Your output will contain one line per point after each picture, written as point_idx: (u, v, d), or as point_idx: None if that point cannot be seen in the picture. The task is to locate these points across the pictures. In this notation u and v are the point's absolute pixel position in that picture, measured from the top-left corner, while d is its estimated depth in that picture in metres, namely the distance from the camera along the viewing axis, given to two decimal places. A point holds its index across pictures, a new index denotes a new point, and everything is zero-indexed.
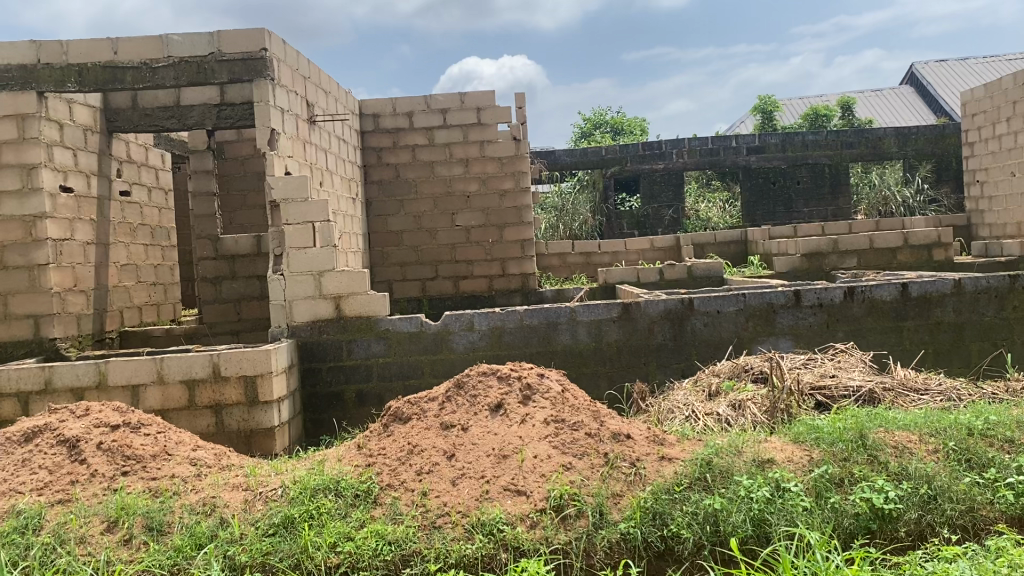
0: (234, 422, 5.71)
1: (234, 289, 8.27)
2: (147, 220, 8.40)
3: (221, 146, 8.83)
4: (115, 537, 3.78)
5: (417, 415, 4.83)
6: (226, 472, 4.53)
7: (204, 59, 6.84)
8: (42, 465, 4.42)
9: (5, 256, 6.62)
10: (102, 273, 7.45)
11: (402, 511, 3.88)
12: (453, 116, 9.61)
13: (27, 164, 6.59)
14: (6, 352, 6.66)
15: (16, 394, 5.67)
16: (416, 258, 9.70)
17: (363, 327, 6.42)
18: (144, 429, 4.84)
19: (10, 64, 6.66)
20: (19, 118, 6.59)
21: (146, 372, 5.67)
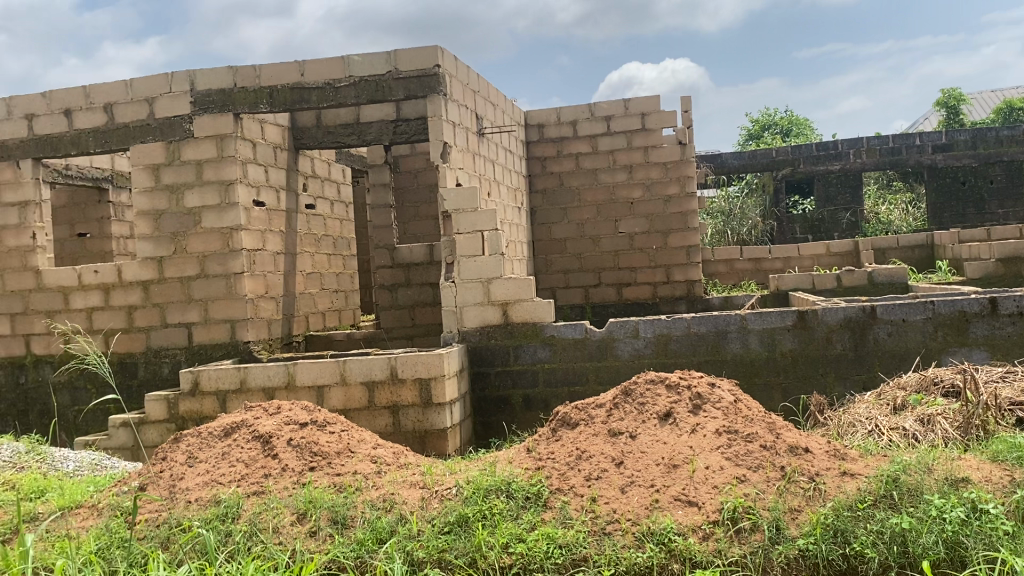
0: (409, 423, 5.97)
1: (408, 296, 8.62)
2: (330, 231, 8.92)
3: (396, 160, 9.28)
4: (303, 528, 4.03)
5: (584, 421, 4.85)
6: (404, 470, 4.73)
7: (382, 77, 7.16)
8: (239, 458, 4.79)
9: (207, 265, 7.23)
10: (290, 281, 7.97)
11: (572, 516, 3.91)
12: (617, 122, 9.62)
13: (225, 180, 7.17)
14: (208, 354, 7.27)
15: (215, 392, 6.18)
16: (579, 266, 9.74)
17: (529, 333, 6.53)
18: (328, 427, 5.15)
19: (210, 89, 7.28)
20: (218, 138, 7.19)
21: (330, 373, 6.03)
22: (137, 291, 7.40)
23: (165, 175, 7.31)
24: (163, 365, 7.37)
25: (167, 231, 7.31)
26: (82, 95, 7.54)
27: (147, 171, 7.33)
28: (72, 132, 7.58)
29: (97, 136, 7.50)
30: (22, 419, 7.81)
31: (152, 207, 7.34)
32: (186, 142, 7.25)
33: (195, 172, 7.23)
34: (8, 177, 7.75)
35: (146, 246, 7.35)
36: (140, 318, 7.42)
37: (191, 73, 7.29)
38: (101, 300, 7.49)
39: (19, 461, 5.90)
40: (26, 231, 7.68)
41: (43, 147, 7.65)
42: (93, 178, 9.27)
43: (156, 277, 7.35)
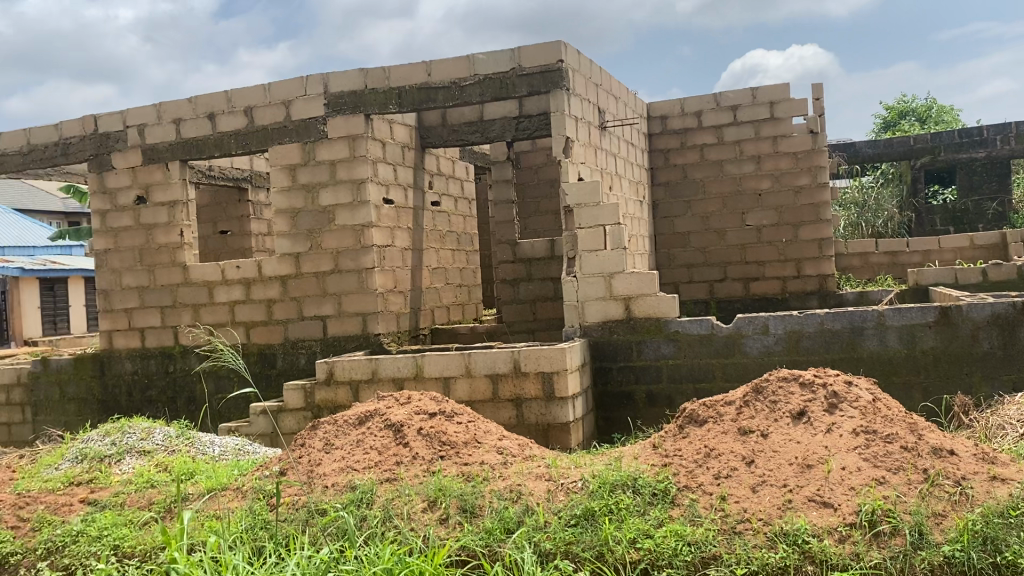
0: (533, 416, 6.04)
1: (530, 291, 8.69)
2: (453, 227, 9.11)
3: (518, 156, 9.38)
4: (434, 516, 4.15)
5: (713, 418, 4.78)
6: (530, 462, 4.80)
7: (507, 75, 7.23)
8: (372, 446, 4.97)
9: (340, 261, 7.52)
10: (416, 275, 8.19)
11: (702, 514, 3.87)
12: (744, 112, 9.39)
13: (357, 179, 7.44)
14: (341, 345, 7.57)
15: (348, 382, 6.44)
16: (704, 260, 9.57)
17: (653, 328, 6.48)
18: (456, 418, 5.28)
19: (342, 91, 7.54)
20: (351, 138, 7.46)
21: (456, 366, 6.18)
22: (275, 285, 7.78)
23: (300, 174, 7.64)
24: (299, 356, 7.73)
25: (302, 228, 7.65)
26: (225, 99, 7.98)
27: (285, 171, 7.70)
28: (215, 135, 8.02)
29: (239, 139, 7.92)
30: (171, 406, 8.31)
31: (289, 205, 7.69)
32: (321, 143, 7.57)
33: (329, 172, 7.53)
34: (158, 178, 8.27)
35: (283, 242, 7.72)
36: (278, 311, 7.80)
37: (324, 77, 7.58)
38: (242, 294, 7.91)
39: (170, 445, 6.31)
40: (174, 229, 8.17)
41: (189, 149, 8.12)
42: (233, 178, 9.78)
43: (293, 272, 7.71)
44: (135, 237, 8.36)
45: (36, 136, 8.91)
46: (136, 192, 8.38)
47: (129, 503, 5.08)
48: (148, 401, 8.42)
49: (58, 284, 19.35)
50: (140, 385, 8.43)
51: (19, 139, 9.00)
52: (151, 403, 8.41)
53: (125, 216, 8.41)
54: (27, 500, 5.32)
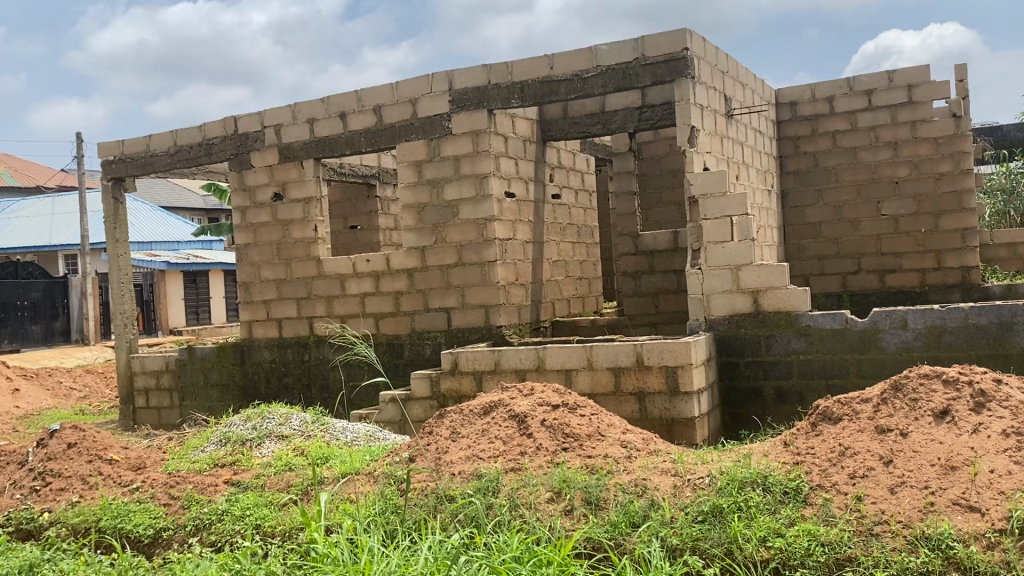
0: (656, 410, 5.99)
1: (653, 284, 8.60)
2: (574, 219, 9.11)
3: (640, 147, 9.30)
4: (559, 507, 4.18)
5: (848, 416, 4.61)
6: (655, 456, 4.76)
7: (630, 65, 7.17)
8: (497, 436, 5.05)
9: (463, 254, 7.67)
10: (538, 268, 8.25)
11: (836, 514, 3.74)
12: (880, 96, 8.98)
13: (480, 174, 7.56)
14: (465, 337, 7.72)
15: (472, 372, 6.57)
16: (836, 251, 9.21)
17: (782, 322, 6.30)
18: (580, 410, 5.30)
19: (467, 87, 7.66)
20: (474, 134, 7.58)
21: (577, 358, 6.20)
22: (403, 277, 8.01)
23: (427, 170, 7.83)
24: (425, 346, 7.93)
25: (428, 223, 7.84)
26: (355, 98, 8.26)
27: (411, 167, 7.91)
28: (346, 133, 8.32)
29: (367, 136, 8.18)
30: (305, 392, 8.68)
31: (416, 200, 7.90)
32: (445, 139, 7.72)
33: (454, 167, 7.69)
34: (293, 176, 8.64)
35: (410, 236, 7.94)
36: (405, 303, 8.02)
37: (449, 74, 7.73)
38: (371, 286, 8.18)
39: (306, 430, 6.60)
40: (308, 224, 8.53)
41: (322, 147, 8.45)
42: (362, 175, 10.12)
43: (419, 265, 7.91)
44: (272, 232, 8.77)
45: (182, 137, 9.48)
46: (273, 190, 8.79)
47: (269, 484, 5.35)
48: (285, 387, 8.82)
49: (200, 277, 20.53)
50: (277, 373, 8.84)
51: (168, 140, 9.60)
52: (287, 390, 8.80)
53: (263, 212, 8.84)
54: (178, 479, 5.69)
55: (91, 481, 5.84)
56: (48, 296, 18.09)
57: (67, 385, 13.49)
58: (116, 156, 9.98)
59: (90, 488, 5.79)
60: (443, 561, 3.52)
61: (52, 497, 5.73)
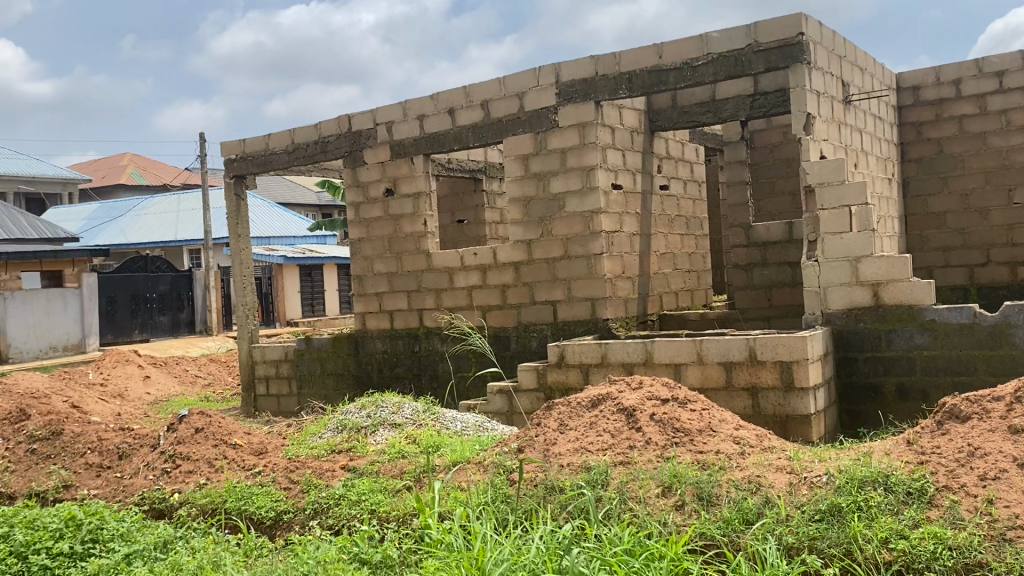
0: (770, 406, 5.85)
1: (765, 276, 8.40)
2: (683, 211, 8.98)
3: (752, 136, 9.07)
4: (669, 501, 4.14)
5: (977, 415, 4.40)
6: (768, 453, 4.65)
7: (742, 51, 7.00)
8: (606, 429, 5.04)
9: (570, 247, 7.67)
10: (646, 261, 8.17)
11: (964, 517, 3.58)
12: (1012, 78, 8.48)
13: (587, 166, 7.53)
14: (572, 330, 7.73)
15: (579, 365, 6.58)
16: (962, 242, 8.75)
17: (904, 316, 6.04)
18: (690, 405, 5.23)
19: (574, 79, 7.64)
20: (581, 126, 7.56)
21: (687, 352, 6.12)
22: (510, 270, 8.08)
23: (533, 164, 7.86)
24: (532, 339, 7.98)
25: (535, 216, 7.88)
26: (463, 94, 8.37)
27: (518, 161, 7.97)
28: (455, 128, 8.43)
29: (475, 130, 8.28)
30: (416, 382, 8.87)
31: (523, 193, 7.95)
32: (552, 132, 7.74)
33: (561, 160, 7.69)
34: (403, 171, 8.83)
35: (517, 229, 8.01)
36: (512, 296, 8.09)
37: (556, 66, 7.72)
38: (479, 279, 8.29)
39: (418, 419, 6.74)
40: (418, 219, 8.70)
41: (431, 143, 8.60)
42: (469, 170, 10.25)
43: (526, 258, 7.96)
44: (384, 226, 9.00)
45: (299, 135, 9.83)
46: (384, 185, 9.00)
47: (383, 471, 5.51)
48: (396, 377, 9.04)
49: (314, 270, 21.23)
50: (389, 363, 9.07)
51: (286, 138, 9.97)
52: (399, 380, 9.02)
53: (375, 207, 9.08)
54: (297, 464, 5.92)
55: (217, 465, 6.14)
56: (174, 289, 19.08)
57: (193, 373, 14.21)
58: (238, 155, 10.45)
59: (216, 471, 6.09)
60: (555, 552, 3.55)
61: (182, 479, 6.05)
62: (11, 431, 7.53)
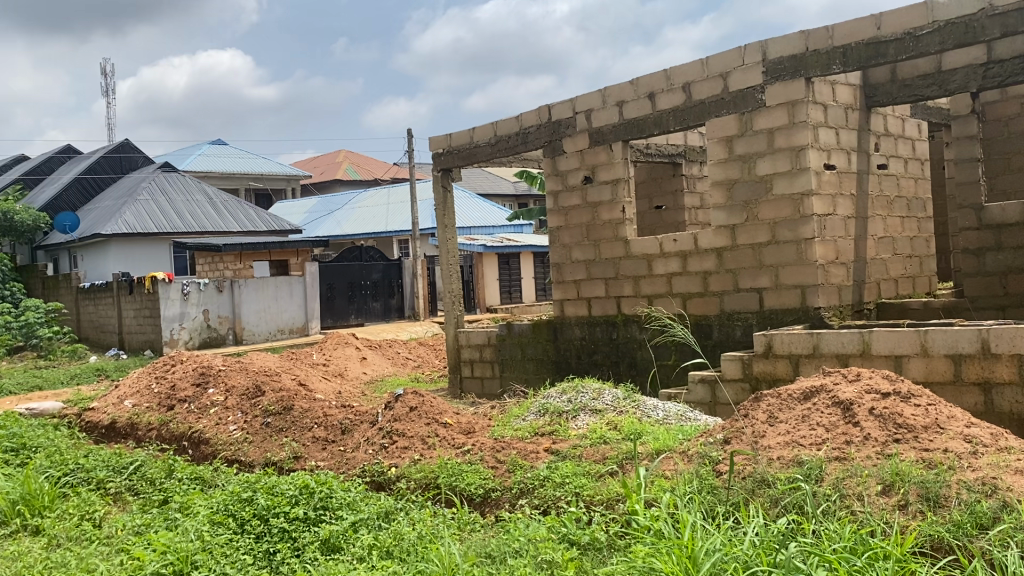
0: (1006, 403, 5.37)
1: (999, 261, 7.72)
2: (904, 191, 8.38)
3: (983, 108, 8.32)
4: (890, 501, 3.91)
5: None
6: (1006, 454, 4.27)
7: (973, 17, 6.46)
8: (820, 423, 4.83)
9: (777, 232, 7.38)
10: (861, 246, 7.71)
11: None
12: None
13: (796, 147, 7.21)
14: (779, 319, 7.45)
15: (787, 355, 6.36)
16: None
17: None
18: (913, 399, 4.90)
19: (783, 57, 7.31)
20: (790, 104, 7.24)
21: (909, 344, 5.77)
22: (712, 257, 7.91)
23: (738, 146, 7.65)
24: (735, 328, 7.77)
25: (739, 200, 7.66)
26: (664, 78, 8.26)
27: (722, 143, 7.77)
28: (655, 113, 8.34)
29: (676, 114, 8.15)
30: (615, 369, 8.87)
31: (727, 176, 7.75)
32: (758, 112, 7.47)
33: (768, 141, 7.41)
34: (603, 159, 8.84)
35: (720, 215, 7.82)
36: (714, 284, 7.91)
37: (763, 44, 7.43)
38: (680, 266, 8.17)
39: (619, 406, 6.77)
40: (617, 206, 8.69)
41: (631, 129, 8.56)
42: (668, 155, 10.11)
43: (730, 244, 7.75)
44: (583, 214, 9.07)
45: (501, 127, 10.09)
46: (584, 173, 9.06)
47: (587, 456, 5.58)
48: (595, 364, 9.08)
49: (512, 259, 21.75)
50: (588, 349, 9.14)
51: (489, 131, 10.28)
52: (597, 366, 9.05)
53: (574, 195, 9.16)
54: (503, 444, 6.13)
55: (430, 442, 6.48)
56: (386, 277, 20.22)
57: (404, 355, 15.03)
58: (445, 149, 10.91)
59: (429, 448, 6.42)
60: (769, 545, 3.49)
61: (398, 454, 6.43)
62: (249, 405, 8.32)
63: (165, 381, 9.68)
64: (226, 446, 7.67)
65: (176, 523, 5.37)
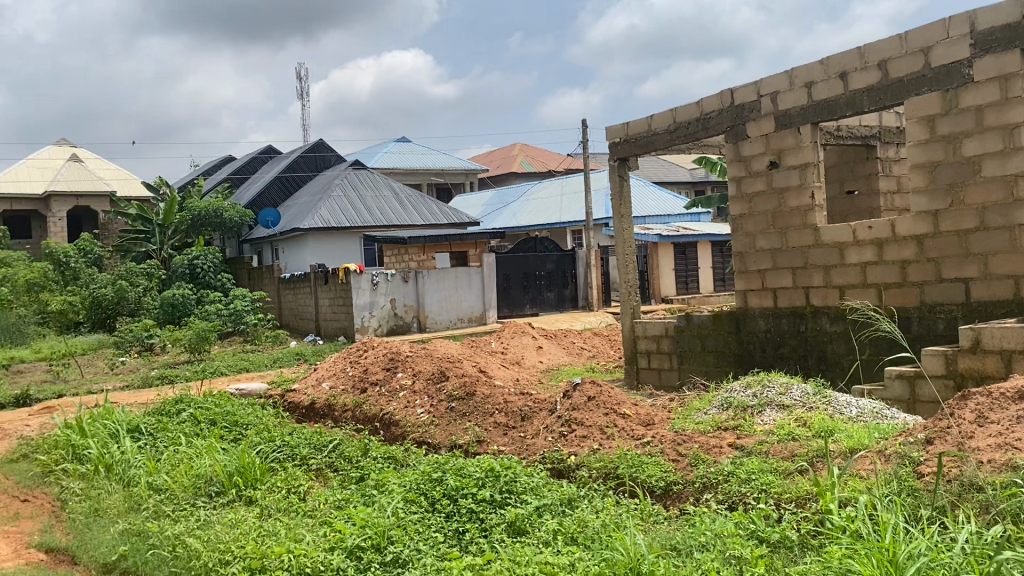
0: None
1: None
2: None
3: None
4: None
5: None
6: None
7: None
8: None
9: (987, 217, 6.83)
10: None
11: None
12: None
13: (1010, 124, 6.63)
14: (988, 311, 6.90)
15: (999, 351, 5.91)
16: None
17: None
18: None
19: (994, 27, 6.72)
20: (1003, 79, 6.66)
21: None
22: (911, 245, 7.42)
23: (941, 125, 7.12)
24: (938, 321, 7.26)
25: (942, 183, 7.13)
26: (858, 56, 7.82)
27: (923, 123, 7.26)
28: (848, 94, 7.92)
29: (871, 93, 7.70)
30: (802, 363, 8.53)
31: (928, 158, 7.23)
32: (966, 88, 6.92)
33: (976, 119, 6.86)
34: (790, 143, 8.50)
35: (921, 199, 7.32)
36: (914, 273, 7.42)
37: (972, 14, 6.88)
38: (875, 254, 7.73)
39: (808, 401, 6.51)
40: (805, 191, 8.34)
41: (821, 111, 8.16)
42: (861, 136, 9.59)
43: (932, 231, 7.24)
44: (768, 200, 8.76)
45: (681, 114, 9.92)
46: (769, 158, 8.75)
47: (773, 452, 5.41)
48: (780, 357, 8.77)
49: (689, 248, 21.35)
50: (773, 342, 8.84)
51: (667, 118, 10.12)
52: (783, 360, 8.74)
53: (759, 181, 8.86)
54: (684, 437, 6.05)
55: (608, 432, 6.50)
56: (560, 267, 20.43)
57: (580, 345, 15.13)
58: (622, 138, 10.85)
59: (608, 438, 6.44)
60: (982, 553, 3.26)
61: (577, 443, 6.48)
62: (433, 390, 8.68)
63: (358, 365, 10.27)
64: (414, 428, 8.04)
65: (372, 499, 5.70)
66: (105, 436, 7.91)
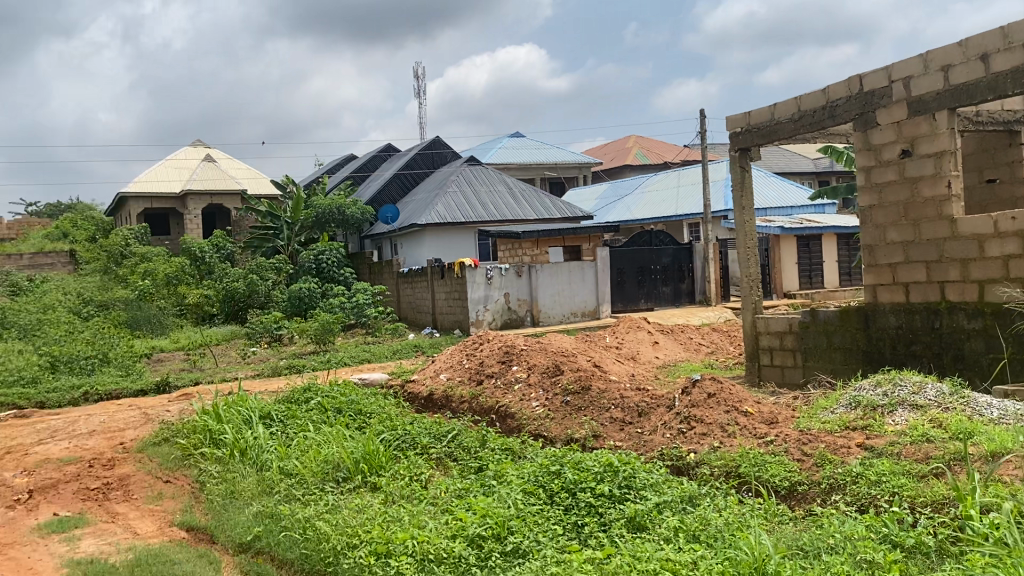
0: None
1: None
2: None
3: None
4: None
5: None
6: None
7: None
8: None
9: None
10: None
11: None
12: None
13: None
14: None
15: None
16: None
17: None
18: None
19: None
20: None
21: None
22: None
23: None
24: None
25: None
26: (1001, 37, 7.37)
27: None
28: (989, 77, 7.47)
29: (1016, 76, 7.24)
30: (938, 362, 8.11)
31: None
32: None
33: None
34: (924, 130, 8.10)
35: None
36: None
37: None
38: (1018, 247, 7.27)
39: (944, 401, 6.20)
40: (941, 180, 7.93)
41: (959, 96, 7.74)
42: (1003, 122, 9.03)
43: None
44: (900, 191, 8.38)
45: (806, 102, 9.61)
46: (901, 146, 8.36)
47: (906, 454, 5.18)
48: (913, 355, 8.38)
49: (812, 241, 20.62)
50: (905, 339, 8.43)
51: (791, 107, 9.82)
52: (916, 358, 8.34)
53: (890, 170, 8.48)
54: (810, 437, 5.86)
55: (729, 430, 6.38)
56: (676, 261, 20.13)
57: (697, 341, 14.87)
58: (743, 128, 10.59)
59: (729, 436, 6.31)
60: None
61: (697, 440, 6.38)
62: (549, 383, 8.72)
63: (474, 358, 10.43)
64: (530, 421, 8.10)
65: (492, 489, 5.79)
66: (239, 422, 8.33)
